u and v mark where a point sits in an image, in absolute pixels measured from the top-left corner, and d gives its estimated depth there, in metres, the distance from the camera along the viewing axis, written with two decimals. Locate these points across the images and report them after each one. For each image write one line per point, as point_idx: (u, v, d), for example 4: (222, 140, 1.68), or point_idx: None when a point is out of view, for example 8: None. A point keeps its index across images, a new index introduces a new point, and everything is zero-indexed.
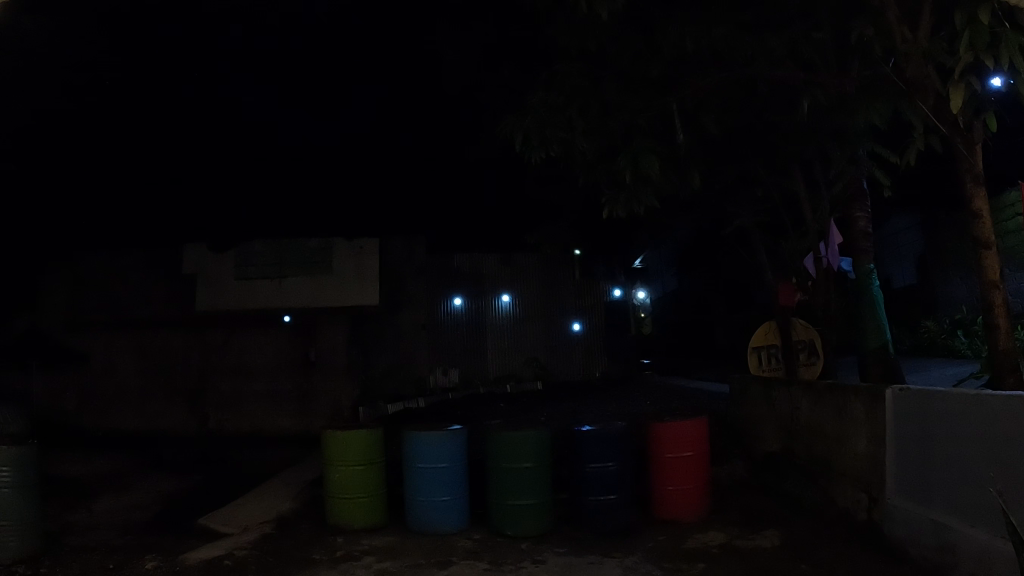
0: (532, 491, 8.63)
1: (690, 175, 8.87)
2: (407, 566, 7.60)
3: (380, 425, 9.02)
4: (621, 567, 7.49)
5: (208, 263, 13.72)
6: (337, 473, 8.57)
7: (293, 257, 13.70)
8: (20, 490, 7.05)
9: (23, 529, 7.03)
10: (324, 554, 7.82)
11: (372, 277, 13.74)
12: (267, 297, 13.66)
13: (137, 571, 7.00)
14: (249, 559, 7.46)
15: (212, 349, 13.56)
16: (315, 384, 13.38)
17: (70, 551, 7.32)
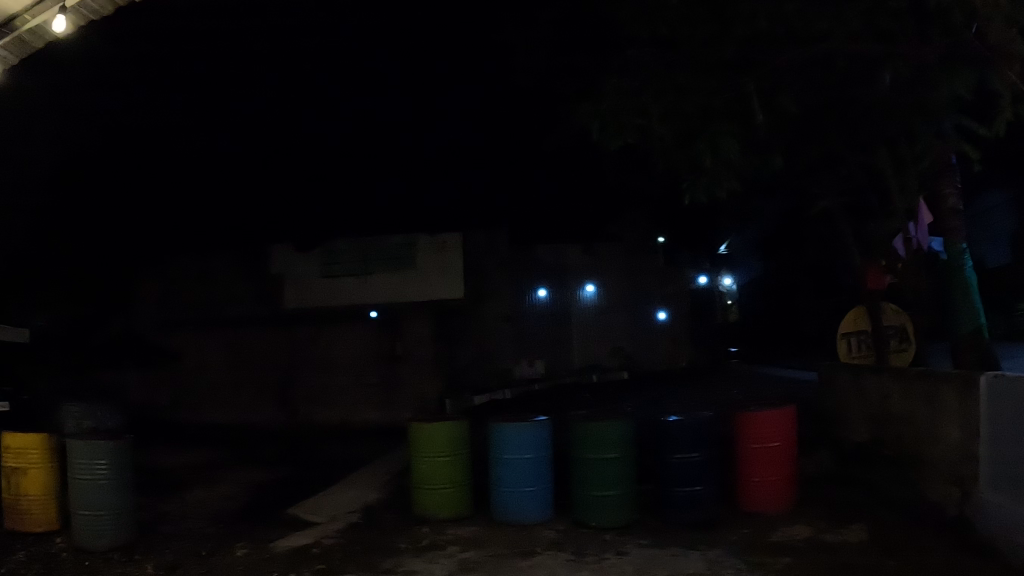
0: (616, 482, 8.57)
1: (771, 156, 8.63)
2: (490, 555, 7.70)
3: (466, 417, 9.16)
4: (702, 560, 7.33)
5: (293, 262, 14.18)
6: (424, 464, 8.74)
7: (377, 255, 13.94)
8: (118, 481, 7.55)
9: (120, 517, 7.51)
10: (408, 543, 8.04)
11: (456, 274, 13.84)
12: (353, 295, 13.93)
13: (229, 558, 7.45)
14: (335, 548, 7.78)
15: (306, 344, 13.87)
16: (401, 378, 13.58)
17: (163, 539, 7.78)
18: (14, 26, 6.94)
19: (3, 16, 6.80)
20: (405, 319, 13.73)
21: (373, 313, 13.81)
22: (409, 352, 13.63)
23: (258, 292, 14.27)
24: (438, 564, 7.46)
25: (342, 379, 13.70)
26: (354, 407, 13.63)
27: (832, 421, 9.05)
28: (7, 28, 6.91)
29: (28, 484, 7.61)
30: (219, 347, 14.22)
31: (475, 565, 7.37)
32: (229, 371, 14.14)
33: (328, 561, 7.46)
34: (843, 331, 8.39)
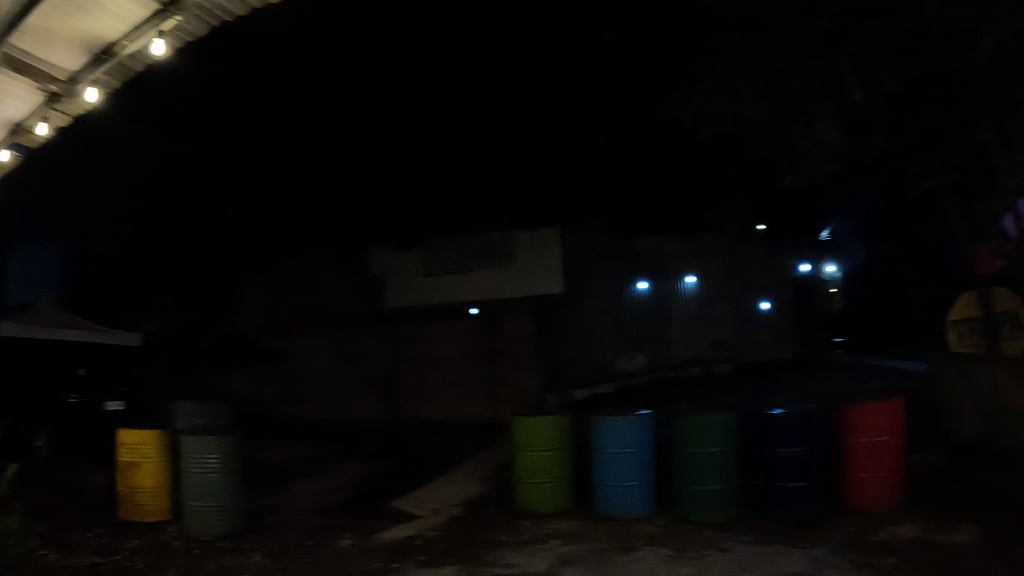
0: (722, 475, 7.72)
1: (872, 137, 8.18)
2: (593, 549, 7.16)
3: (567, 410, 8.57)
4: (801, 557, 6.79)
5: (398, 261, 15.07)
6: (526, 458, 8.26)
7: (475, 251, 14.55)
8: (227, 475, 8.04)
9: (227, 509, 8.03)
10: (508, 535, 7.76)
11: (552, 266, 13.96)
12: (454, 291, 14.57)
13: (333, 548, 7.75)
14: (435, 538, 7.79)
15: (405, 339, 14.66)
16: (502, 373, 13.76)
17: (270, 530, 8.20)
18: (115, 52, 6.99)
19: (105, 43, 6.84)
20: (504, 314, 13.97)
21: (475, 309, 14.26)
22: (507, 347, 13.81)
23: (369, 291, 15.23)
24: (538, 556, 7.14)
25: (444, 373, 14.17)
26: (457, 400, 14.04)
27: (944, 414, 8.51)
28: (108, 54, 6.96)
29: (144, 477, 8.24)
30: (326, 343, 15.40)
31: (575, 561, 6.89)
32: (335, 364, 15.24)
33: (430, 550, 7.47)
34: (951, 318, 8.39)
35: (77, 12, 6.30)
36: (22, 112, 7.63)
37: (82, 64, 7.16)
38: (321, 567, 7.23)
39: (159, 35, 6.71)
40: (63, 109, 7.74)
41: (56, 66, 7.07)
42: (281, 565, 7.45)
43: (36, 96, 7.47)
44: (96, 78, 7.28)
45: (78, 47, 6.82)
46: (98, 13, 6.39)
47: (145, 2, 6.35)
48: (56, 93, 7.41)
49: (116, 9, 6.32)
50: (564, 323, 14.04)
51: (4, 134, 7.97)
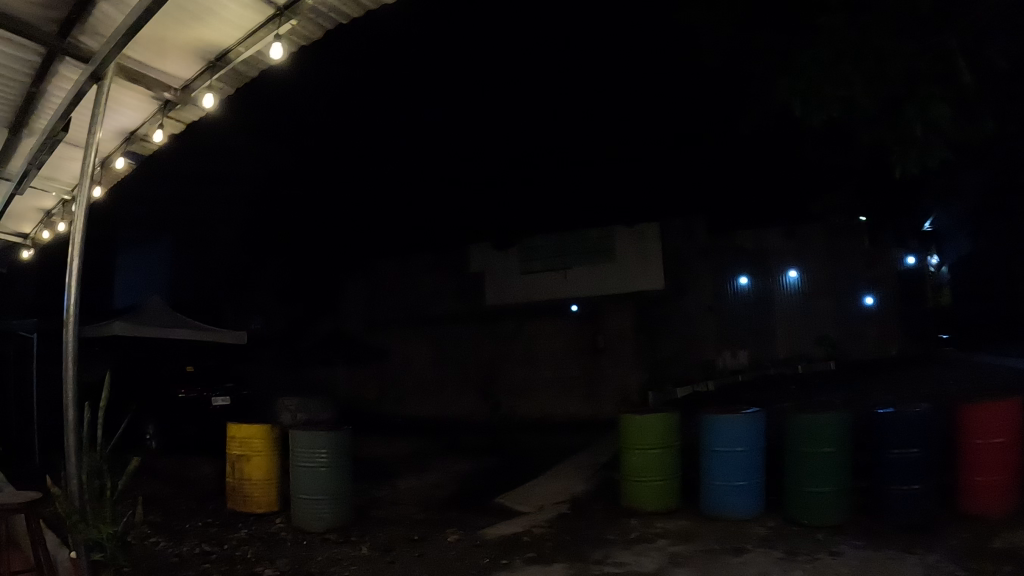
0: (833, 476, 7.10)
1: (984, 121, 7.82)
2: (703, 550, 6.83)
3: (675, 407, 8.09)
4: (918, 562, 6.24)
5: (492, 260, 17.40)
6: (633, 455, 7.84)
7: (573, 250, 16.32)
8: (336, 470, 8.30)
9: (336, 502, 8.30)
10: (617, 534, 7.47)
11: (653, 261, 15.58)
12: (557, 286, 16.47)
13: (439, 543, 7.86)
14: (544, 534, 7.69)
15: (504, 340, 16.82)
16: (603, 370, 15.72)
17: (377, 523, 8.40)
18: (228, 59, 7.22)
19: (219, 50, 7.06)
20: (608, 308, 15.88)
21: (575, 306, 16.17)
22: (609, 342, 15.73)
23: (467, 286, 17.68)
24: (646, 556, 6.87)
25: (545, 370, 16.17)
26: (557, 400, 16.00)
27: None
28: (222, 61, 7.19)
29: (254, 469, 8.57)
30: (426, 344, 17.80)
31: (686, 561, 6.66)
32: (437, 358, 17.68)
33: (537, 548, 7.41)
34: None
35: (191, 21, 6.54)
36: (138, 121, 8.10)
37: (197, 71, 7.44)
38: (429, 565, 7.31)
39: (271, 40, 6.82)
40: (177, 117, 8.10)
41: (171, 75, 7.40)
42: (390, 558, 7.67)
43: (151, 105, 7.88)
44: (211, 84, 7.53)
45: (193, 53, 7.06)
46: (211, 22, 6.58)
47: (259, 8, 6.46)
48: (169, 100, 7.75)
49: (229, 16, 6.46)
50: (647, 331, 15.70)
51: (120, 142, 8.46)
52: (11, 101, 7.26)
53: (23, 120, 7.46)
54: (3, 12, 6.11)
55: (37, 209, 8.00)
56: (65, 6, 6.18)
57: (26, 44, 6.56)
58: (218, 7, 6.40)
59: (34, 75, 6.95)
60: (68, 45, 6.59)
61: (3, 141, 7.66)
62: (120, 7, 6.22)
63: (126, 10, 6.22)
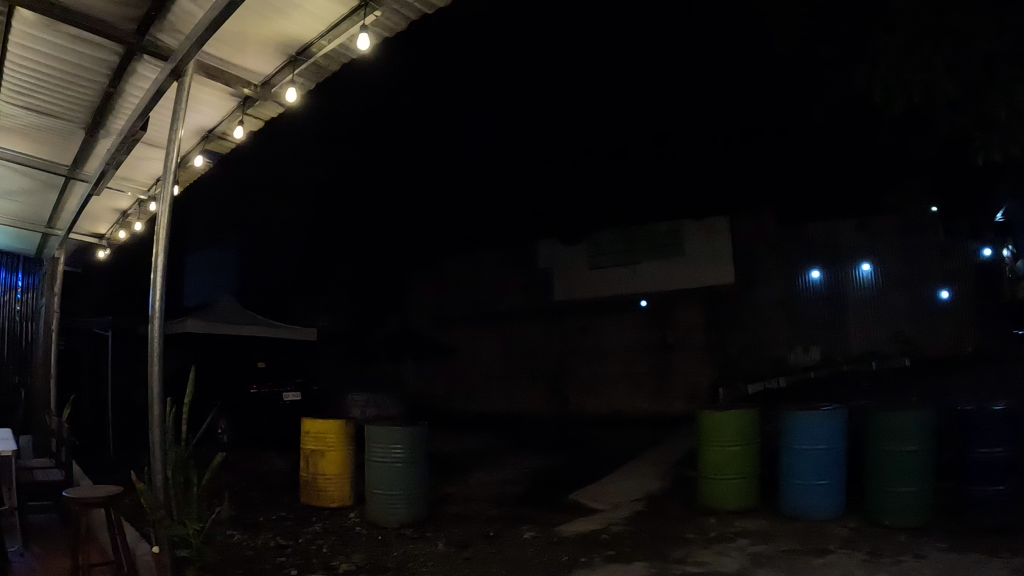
0: (915, 475, 7.08)
1: None
2: (785, 550, 6.82)
3: (755, 403, 8.07)
4: (1007, 567, 6.15)
5: (559, 256, 17.49)
6: (712, 452, 7.82)
7: (643, 245, 16.08)
8: (411, 465, 8.43)
9: (412, 498, 8.42)
10: (696, 533, 7.48)
11: (722, 254, 15.09)
12: (625, 283, 16.28)
13: (516, 540, 7.95)
14: (623, 533, 7.73)
15: (573, 338, 17.03)
16: (674, 365, 15.40)
17: (452, 518, 8.48)
18: (310, 53, 7.50)
19: (302, 44, 7.33)
20: (675, 302, 15.58)
21: (645, 302, 16.02)
22: (680, 337, 15.40)
23: (531, 284, 17.97)
24: (728, 556, 6.88)
25: (614, 365, 16.25)
26: (626, 392, 15.98)
27: None
28: (304, 55, 7.47)
29: (327, 464, 8.61)
30: (493, 338, 18.50)
31: (768, 561, 6.65)
32: (506, 354, 18.19)
33: (617, 548, 7.43)
34: None
35: (275, 15, 6.77)
36: (216, 119, 8.23)
37: (278, 67, 7.74)
38: (506, 562, 7.40)
39: (356, 30, 6.96)
40: (256, 114, 8.27)
41: (253, 70, 7.70)
42: (466, 555, 7.79)
43: (230, 102, 8.07)
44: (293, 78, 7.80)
45: (275, 50, 7.34)
46: (294, 15, 6.80)
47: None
48: (248, 96, 8.07)
49: (315, 9, 6.63)
50: (728, 322, 15.01)
51: (199, 141, 8.59)
52: (88, 102, 7.22)
53: (100, 121, 7.44)
54: (85, 15, 6.13)
55: (113, 210, 8.02)
56: (145, 4, 6.10)
57: (105, 43, 6.51)
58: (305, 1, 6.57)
59: (112, 75, 6.91)
60: (146, 42, 6.52)
61: (80, 142, 7.66)
62: (199, 3, 6.05)
63: (206, 5, 6.07)
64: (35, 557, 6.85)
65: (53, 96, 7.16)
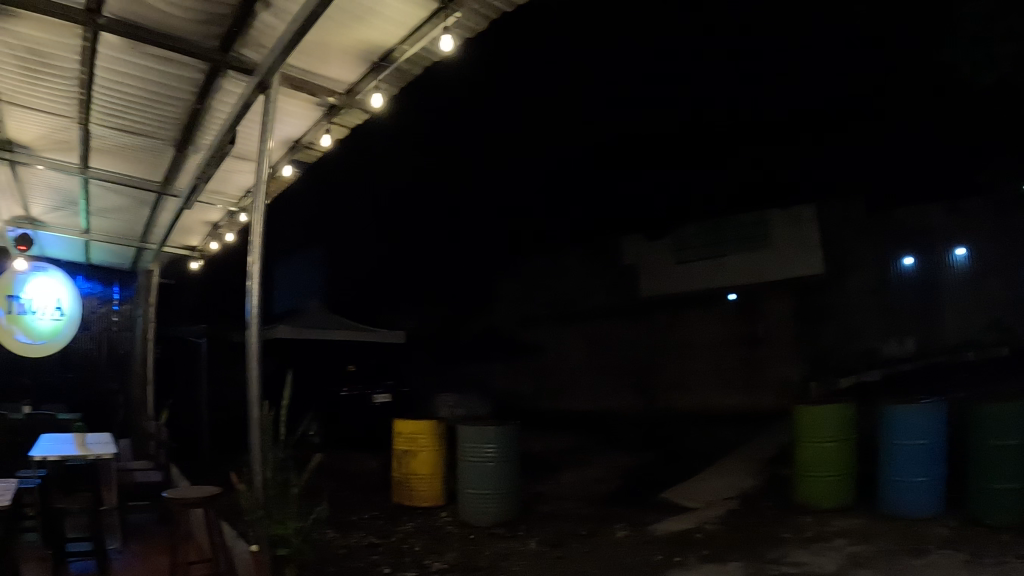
0: (1018, 473, 6.91)
1: None
2: (884, 551, 6.74)
3: (850, 400, 7.96)
4: None
5: (642, 251, 16.65)
6: (805, 451, 7.76)
7: (727, 236, 14.82)
8: (503, 465, 8.52)
9: (503, 498, 8.49)
10: (792, 533, 7.44)
11: (813, 244, 13.52)
12: (709, 276, 15.16)
13: (609, 540, 7.98)
14: (719, 534, 7.72)
15: (659, 330, 16.29)
16: (763, 360, 14.33)
17: (544, 516, 8.54)
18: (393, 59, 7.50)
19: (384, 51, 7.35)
20: (768, 299, 14.35)
21: (732, 296, 14.94)
22: (767, 334, 14.30)
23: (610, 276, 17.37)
24: (824, 556, 6.83)
25: (704, 362, 15.34)
26: (710, 386, 15.18)
27: None
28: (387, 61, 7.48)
29: (418, 464, 8.68)
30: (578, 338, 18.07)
31: (867, 562, 6.58)
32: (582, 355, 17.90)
33: (711, 547, 7.45)
34: None
35: (355, 23, 6.79)
36: (303, 130, 8.31)
37: (363, 75, 7.78)
38: (600, 561, 7.45)
39: (439, 34, 6.98)
40: (342, 123, 8.31)
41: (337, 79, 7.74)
42: (559, 554, 7.83)
43: (316, 112, 8.14)
44: (377, 86, 7.90)
45: (359, 58, 7.36)
46: (376, 22, 6.80)
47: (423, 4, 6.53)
48: (334, 105, 8.17)
49: (393, 15, 6.63)
50: (823, 309, 13.69)
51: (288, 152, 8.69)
52: (178, 121, 7.33)
53: (190, 136, 7.55)
54: (172, 36, 6.19)
55: (205, 223, 8.16)
56: (229, 23, 6.11)
57: (191, 61, 6.54)
58: (380, 6, 6.57)
59: (201, 93, 6.98)
60: (231, 59, 6.52)
61: (172, 157, 7.78)
62: (280, 17, 6.07)
63: (286, 19, 6.02)
64: (134, 555, 7.19)
65: (144, 115, 7.30)
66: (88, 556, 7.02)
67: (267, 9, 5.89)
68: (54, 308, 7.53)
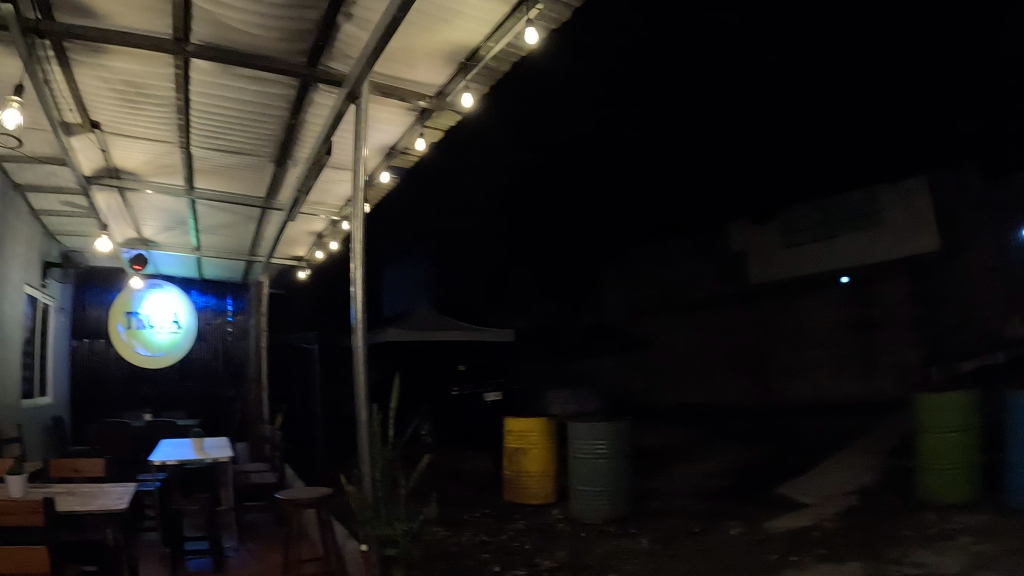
0: None
1: None
2: (1011, 550, 6.14)
3: (975, 386, 7.31)
4: None
5: (751, 236, 15.51)
6: (924, 442, 7.20)
7: (833, 215, 13.39)
8: (614, 462, 8.33)
9: (615, 494, 8.33)
10: (913, 530, 6.91)
11: (927, 224, 11.86)
12: (818, 260, 13.78)
13: (723, 538, 7.67)
14: (833, 531, 7.28)
15: (768, 318, 15.65)
16: (881, 346, 13.31)
17: (657, 513, 8.34)
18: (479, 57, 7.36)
19: (470, 50, 7.22)
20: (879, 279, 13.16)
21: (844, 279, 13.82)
22: (884, 318, 13.26)
23: (725, 267, 16.38)
24: (946, 555, 6.29)
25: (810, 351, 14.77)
26: (828, 376, 14.36)
27: None
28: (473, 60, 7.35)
29: (530, 462, 8.65)
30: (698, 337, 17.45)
31: (993, 562, 6.00)
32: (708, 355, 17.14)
33: (825, 546, 7.04)
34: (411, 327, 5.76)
35: (438, 23, 6.69)
36: (397, 136, 8.42)
37: (451, 75, 7.72)
38: (711, 562, 7.13)
39: (521, 27, 6.74)
40: (436, 125, 8.33)
41: (426, 83, 7.75)
42: (671, 552, 7.58)
43: (408, 117, 8.20)
44: (466, 85, 7.83)
45: (444, 60, 7.30)
46: (456, 20, 6.68)
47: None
48: (426, 108, 8.17)
49: (475, 12, 6.45)
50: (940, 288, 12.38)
51: (386, 158, 8.83)
52: (273, 139, 7.60)
53: (287, 152, 7.83)
54: (259, 55, 6.26)
55: (309, 233, 8.46)
56: (315, 35, 6.04)
57: (282, 78, 6.62)
58: (463, 4, 6.42)
59: (292, 110, 7.17)
60: (319, 71, 6.54)
61: (273, 174, 8.12)
62: (365, 26, 5.93)
63: (370, 28, 5.89)
64: (250, 553, 7.57)
65: (242, 136, 7.60)
66: (206, 554, 7.42)
67: (349, 20, 5.77)
68: (172, 322, 9.79)
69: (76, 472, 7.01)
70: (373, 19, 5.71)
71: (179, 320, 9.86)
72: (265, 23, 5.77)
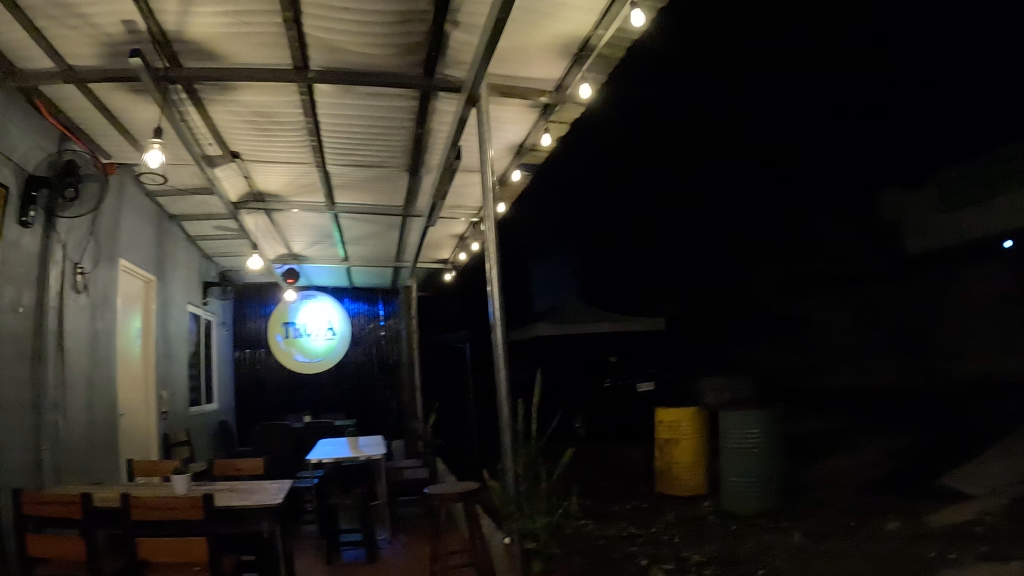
0: None
1: None
2: None
3: None
4: None
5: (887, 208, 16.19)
6: None
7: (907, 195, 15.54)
8: (769, 452, 7.95)
9: (770, 486, 7.96)
10: None
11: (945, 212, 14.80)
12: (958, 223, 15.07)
13: (879, 532, 7.15)
14: (1001, 527, 6.71)
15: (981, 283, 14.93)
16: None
17: (809, 506, 8.03)
18: (592, 46, 6.85)
19: (580, 39, 6.71)
20: None
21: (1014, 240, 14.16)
22: None
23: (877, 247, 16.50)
24: None
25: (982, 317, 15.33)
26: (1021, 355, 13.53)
27: None
28: (586, 50, 6.85)
29: (681, 452, 8.48)
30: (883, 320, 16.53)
31: None
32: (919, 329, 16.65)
33: (992, 543, 6.44)
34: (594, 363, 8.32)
35: (541, 18, 6.28)
36: (524, 133, 8.47)
37: (568, 67, 7.33)
38: (865, 555, 6.66)
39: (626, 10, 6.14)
40: (559, 120, 8.29)
41: (544, 78, 7.49)
42: (823, 545, 7.14)
43: (531, 114, 8.17)
44: (583, 75, 7.41)
45: (557, 50, 6.89)
46: (561, 13, 6.23)
47: None
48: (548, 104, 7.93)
49: None
50: None
51: (514, 156, 8.92)
52: (404, 150, 7.89)
53: (417, 162, 8.14)
54: (366, 72, 6.39)
55: (451, 236, 8.74)
56: (426, 46, 6.08)
57: (401, 91, 6.75)
58: None
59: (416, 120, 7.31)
60: (438, 80, 6.55)
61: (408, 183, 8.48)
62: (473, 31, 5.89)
63: (479, 32, 5.83)
64: (400, 544, 8.04)
65: (371, 150, 7.98)
66: (360, 545, 7.94)
67: (456, 27, 5.73)
68: (327, 330, 13.54)
69: (239, 471, 7.73)
70: (481, 22, 5.65)
71: (334, 328, 13.62)
72: (374, 41, 5.89)
